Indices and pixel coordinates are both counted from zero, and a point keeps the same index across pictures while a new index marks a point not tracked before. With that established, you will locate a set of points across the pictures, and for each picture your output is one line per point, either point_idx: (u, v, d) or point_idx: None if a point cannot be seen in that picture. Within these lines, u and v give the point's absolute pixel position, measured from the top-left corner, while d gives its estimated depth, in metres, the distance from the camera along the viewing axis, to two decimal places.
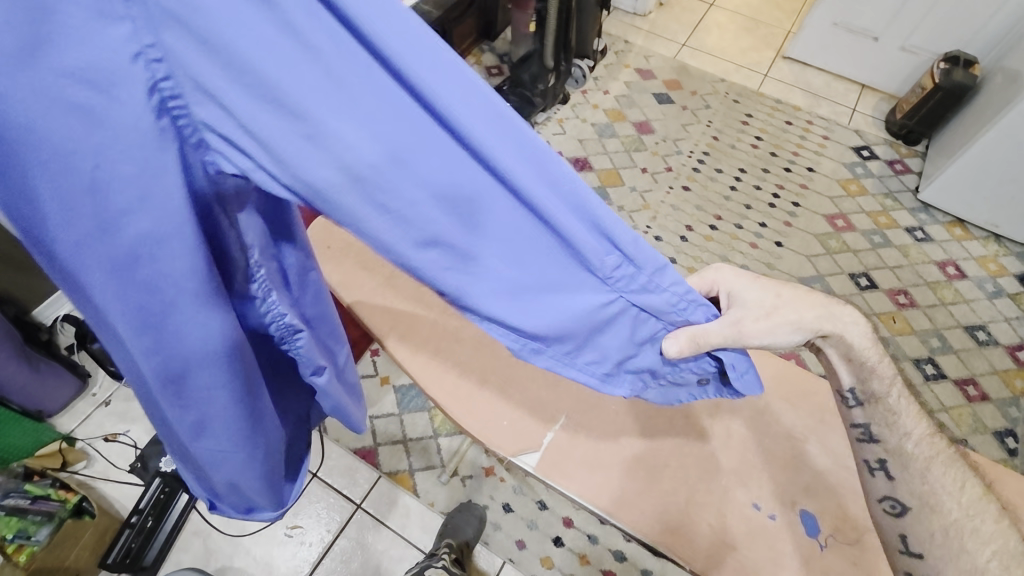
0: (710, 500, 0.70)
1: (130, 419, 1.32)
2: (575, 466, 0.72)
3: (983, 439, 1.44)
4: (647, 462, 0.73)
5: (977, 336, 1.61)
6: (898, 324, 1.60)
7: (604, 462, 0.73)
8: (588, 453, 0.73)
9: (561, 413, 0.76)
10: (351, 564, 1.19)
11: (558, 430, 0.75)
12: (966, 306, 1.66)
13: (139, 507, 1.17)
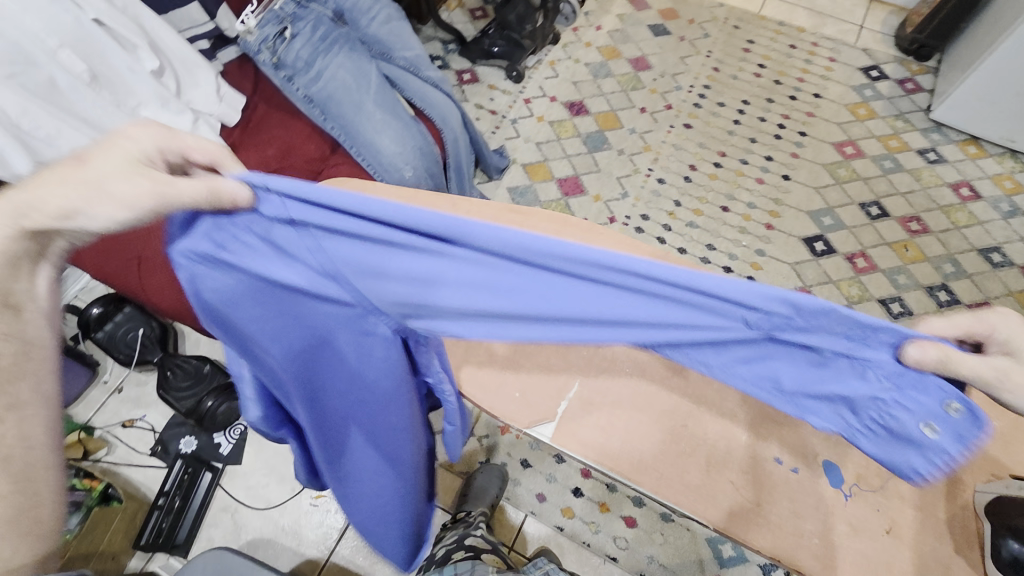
0: (732, 459, 0.66)
1: (145, 404, 1.32)
2: (590, 431, 0.69)
3: None
4: (667, 421, 0.69)
5: (991, 259, 1.57)
6: (911, 252, 1.57)
7: (624, 426, 0.69)
8: (604, 418, 0.69)
9: (575, 377, 0.72)
10: None
11: (573, 396, 0.71)
12: (980, 229, 1.61)
13: (165, 489, 1.21)
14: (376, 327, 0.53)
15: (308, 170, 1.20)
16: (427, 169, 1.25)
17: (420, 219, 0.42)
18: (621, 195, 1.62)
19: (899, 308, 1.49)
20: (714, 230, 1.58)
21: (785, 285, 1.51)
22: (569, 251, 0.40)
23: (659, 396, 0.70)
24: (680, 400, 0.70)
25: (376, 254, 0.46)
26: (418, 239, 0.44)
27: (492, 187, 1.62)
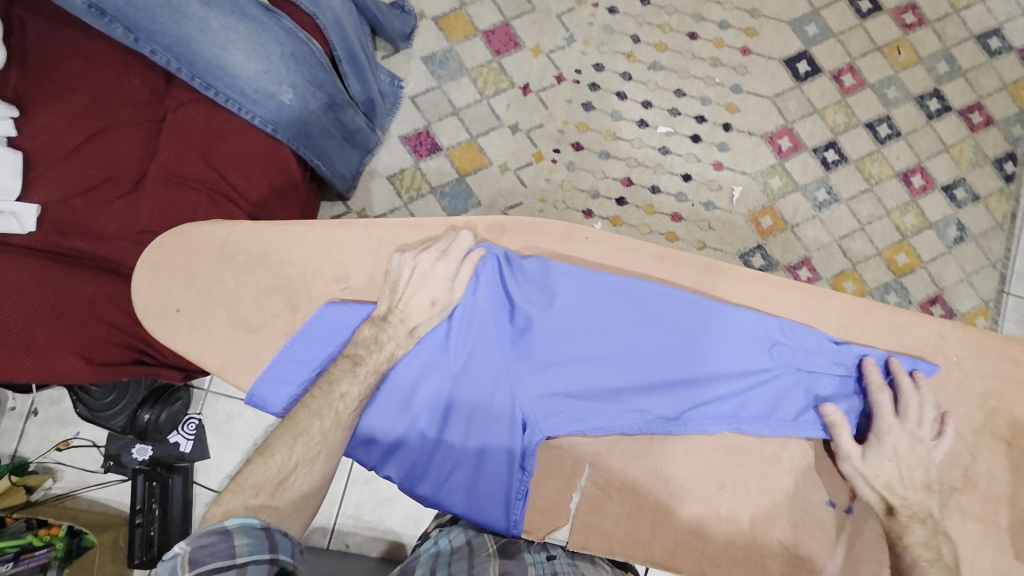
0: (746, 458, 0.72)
1: (73, 420, 1.16)
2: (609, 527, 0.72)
3: (981, 173, 1.34)
4: (694, 483, 0.72)
5: (990, 46, 1.36)
6: (903, 55, 1.34)
7: (646, 508, 0.72)
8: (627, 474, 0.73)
9: (584, 463, 0.73)
10: (375, 483, 1.20)
11: (585, 484, 0.73)
12: (981, 7, 1.36)
13: (138, 506, 1.11)
14: (528, 348, 0.71)
15: (144, 120, 0.85)
16: (312, 80, 0.90)
17: (584, 274, 0.71)
18: (565, 41, 1.28)
19: (887, 130, 1.33)
20: (682, 70, 1.30)
21: (765, 126, 1.30)
22: (693, 303, 0.71)
23: (682, 456, 0.72)
24: (700, 447, 0.72)
25: (544, 291, 0.72)
26: (561, 279, 0.71)
27: (403, 61, 1.26)
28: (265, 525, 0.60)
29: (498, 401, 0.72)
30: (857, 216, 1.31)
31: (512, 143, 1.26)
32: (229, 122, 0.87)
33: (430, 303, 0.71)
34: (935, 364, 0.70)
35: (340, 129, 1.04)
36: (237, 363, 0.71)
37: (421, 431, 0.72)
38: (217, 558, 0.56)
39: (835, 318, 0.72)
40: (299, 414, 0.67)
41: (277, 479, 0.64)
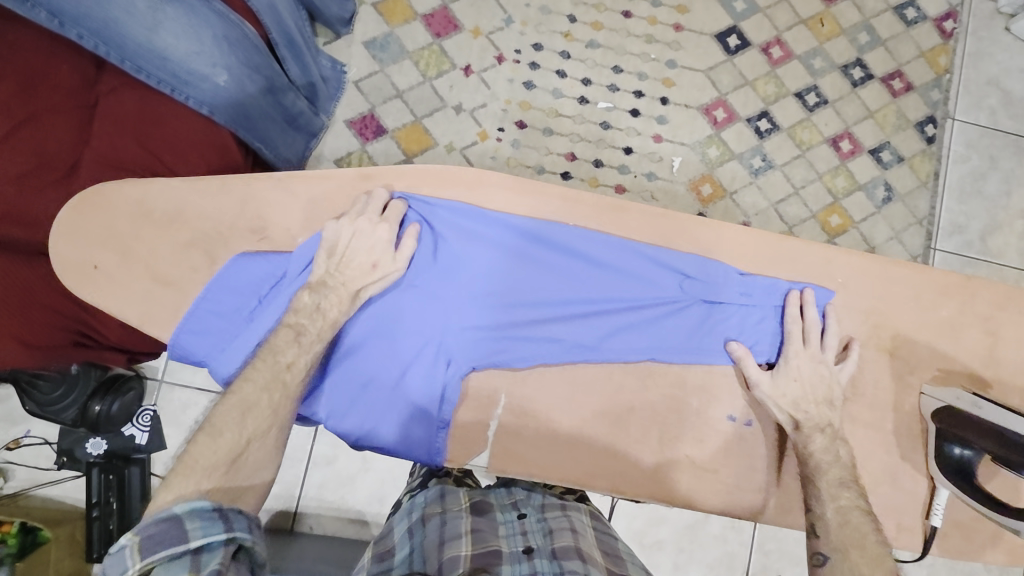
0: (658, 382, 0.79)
1: (22, 418, 1.14)
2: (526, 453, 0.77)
3: (905, 136, 1.42)
4: (609, 407, 0.78)
5: (906, 16, 1.44)
6: (827, 27, 1.41)
7: (563, 435, 0.78)
8: (545, 404, 0.78)
9: (499, 394, 0.77)
10: (337, 464, 1.21)
11: (501, 413, 0.78)
12: None
13: (93, 500, 1.10)
14: (448, 287, 0.77)
15: (74, 106, 0.84)
16: (247, 63, 0.91)
17: (498, 217, 0.78)
18: (504, 23, 1.31)
19: (815, 99, 1.39)
20: (618, 47, 1.34)
21: (700, 99, 1.36)
22: (598, 239, 0.78)
23: (596, 382, 0.78)
24: (612, 373, 0.79)
25: (462, 233, 0.78)
26: (478, 223, 0.78)
27: (344, 46, 1.27)
28: (217, 506, 0.59)
29: (421, 340, 0.77)
30: (791, 181, 1.37)
31: (457, 124, 1.28)
32: (166, 106, 0.88)
33: (371, 266, 0.75)
34: (831, 291, 0.79)
35: (281, 113, 1.05)
36: (156, 316, 0.77)
37: (348, 373, 0.77)
38: (168, 546, 0.54)
39: (734, 250, 0.80)
40: (244, 389, 0.69)
41: (232, 456, 0.65)
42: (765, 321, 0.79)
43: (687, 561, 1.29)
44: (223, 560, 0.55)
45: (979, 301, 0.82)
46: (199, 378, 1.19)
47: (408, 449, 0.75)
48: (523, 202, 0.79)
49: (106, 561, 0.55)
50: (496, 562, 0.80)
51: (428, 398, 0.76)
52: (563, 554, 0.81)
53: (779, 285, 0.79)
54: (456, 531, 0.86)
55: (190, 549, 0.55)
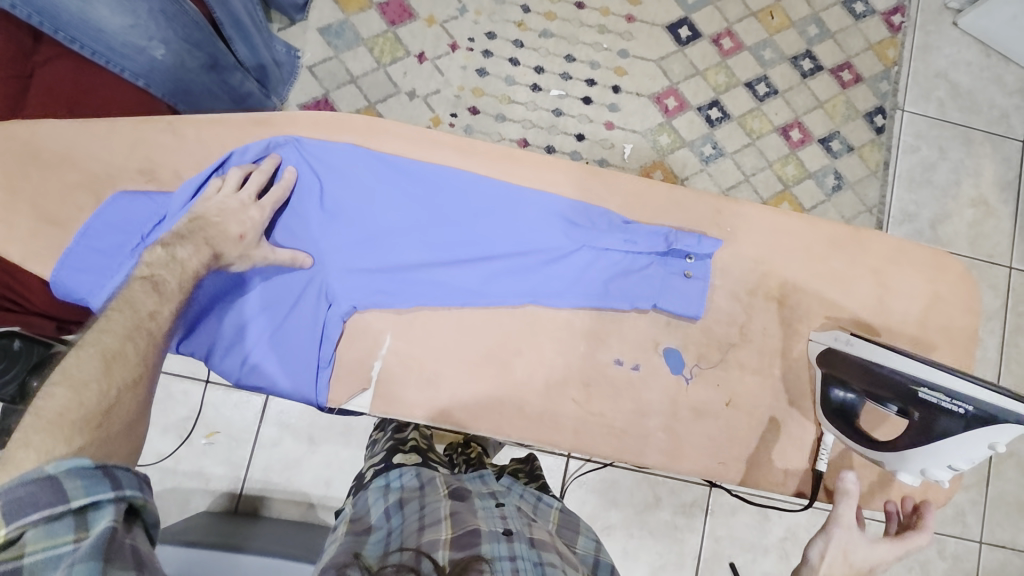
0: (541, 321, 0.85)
1: None
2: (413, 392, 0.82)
3: (855, 126, 1.45)
4: (491, 349, 0.84)
5: (855, 10, 1.48)
6: (777, 19, 1.44)
7: (447, 373, 0.83)
8: (429, 345, 0.83)
9: (385, 335, 0.83)
10: (283, 446, 1.20)
11: (385, 354, 0.83)
12: None
13: None
14: (334, 228, 0.82)
15: (9, 75, 0.86)
16: (186, 39, 0.94)
17: (383, 161, 0.83)
18: (458, 12, 1.34)
19: (765, 89, 1.42)
20: (571, 37, 1.37)
21: (652, 87, 1.38)
22: (481, 185, 0.84)
23: (477, 323, 0.84)
24: (497, 315, 0.84)
25: (349, 176, 0.82)
26: (365, 167, 0.82)
27: (299, 33, 1.29)
28: (100, 462, 0.51)
29: (308, 279, 0.81)
30: (742, 168, 1.39)
31: (410, 109, 1.31)
32: (98, 78, 0.90)
33: (238, 236, 0.76)
34: (716, 240, 0.84)
35: (227, 92, 1.05)
36: (40, 254, 0.81)
37: (237, 311, 0.81)
38: (41, 506, 0.47)
39: (621, 198, 0.87)
40: (104, 339, 0.60)
41: (103, 406, 0.56)
42: (647, 263, 0.85)
43: (638, 547, 1.28)
44: (117, 521, 0.50)
45: (869, 253, 0.88)
46: None
47: (292, 385, 0.80)
48: (412, 148, 0.84)
49: None
50: (475, 541, 0.80)
51: (314, 336, 0.81)
52: (538, 543, 0.83)
53: (661, 231, 0.84)
54: (436, 516, 0.86)
55: (73, 510, 0.48)
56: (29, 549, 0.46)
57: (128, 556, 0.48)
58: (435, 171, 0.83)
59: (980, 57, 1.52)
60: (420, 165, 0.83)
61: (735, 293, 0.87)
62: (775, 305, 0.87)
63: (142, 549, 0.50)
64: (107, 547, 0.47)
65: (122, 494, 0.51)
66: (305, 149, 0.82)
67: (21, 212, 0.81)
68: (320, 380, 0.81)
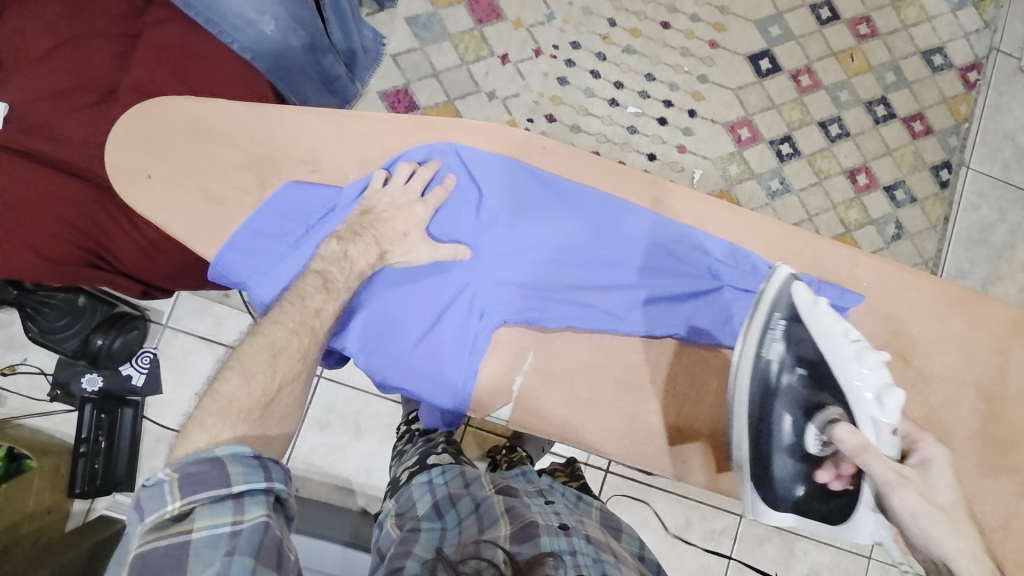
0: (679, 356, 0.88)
1: (21, 346, 1.13)
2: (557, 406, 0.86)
3: (920, 177, 1.46)
4: (625, 375, 0.88)
5: (933, 62, 1.48)
6: (856, 62, 1.45)
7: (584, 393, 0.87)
8: (569, 366, 0.87)
9: (528, 351, 0.87)
10: (330, 430, 1.20)
11: (527, 370, 0.86)
12: (928, 27, 1.48)
13: (82, 435, 1.10)
14: (490, 240, 0.83)
15: (118, 33, 0.85)
16: (295, 17, 0.92)
17: (545, 179, 0.83)
18: (546, 18, 1.34)
19: (838, 130, 1.43)
20: (653, 56, 1.37)
21: (727, 116, 1.38)
22: (637, 214, 0.85)
23: (618, 349, 0.87)
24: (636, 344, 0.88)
25: (510, 190, 0.83)
26: (526, 182, 0.83)
27: (387, 20, 1.28)
28: (257, 453, 0.59)
29: (461, 288, 0.82)
30: (806, 207, 1.40)
31: (487, 110, 1.31)
32: (204, 45, 0.88)
33: (401, 235, 0.78)
34: (859, 296, 0.85)
35: (317, 72, 1.05)
36: (202, 233, 0.77)
37: (392, 315, 0.81)
38: (209, 486, 0.55)
39: (764, 239, 0.87)
40: (274, 331, 0.67)
41: (265, 400, 0.63)
42: None
43: (665, 568, 1.29)
44: (267, 511, 0.57)
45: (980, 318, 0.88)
46: (202, 327, 1.18)
47: (437, 390, 0.83)
48: (570, 168, 0.85)
49: (141, 494, 0.55)
50: (536, 535, 0.78)
51: (464, 345, 0.84)
52: (592, 541, 0.82)
53: (807, 280, 0.85)
54: (493, 514, 0.84)
55: (233, 493, 0.55)
56: (196, 525, 0.54)
57: (275, 545, 0.55)
58: (596, 197, 0.84)
59: None
60: (580, 187, 0.84)
61: (857, 344, 0.85)
62: (900, 362, 0.87)
63: (286, 543, 0.56)
64: (259, 536, 0.55)
65: (270, 485, 0.58)
66: (468, 157, 0.82)
67: (186, 189, 0.78)
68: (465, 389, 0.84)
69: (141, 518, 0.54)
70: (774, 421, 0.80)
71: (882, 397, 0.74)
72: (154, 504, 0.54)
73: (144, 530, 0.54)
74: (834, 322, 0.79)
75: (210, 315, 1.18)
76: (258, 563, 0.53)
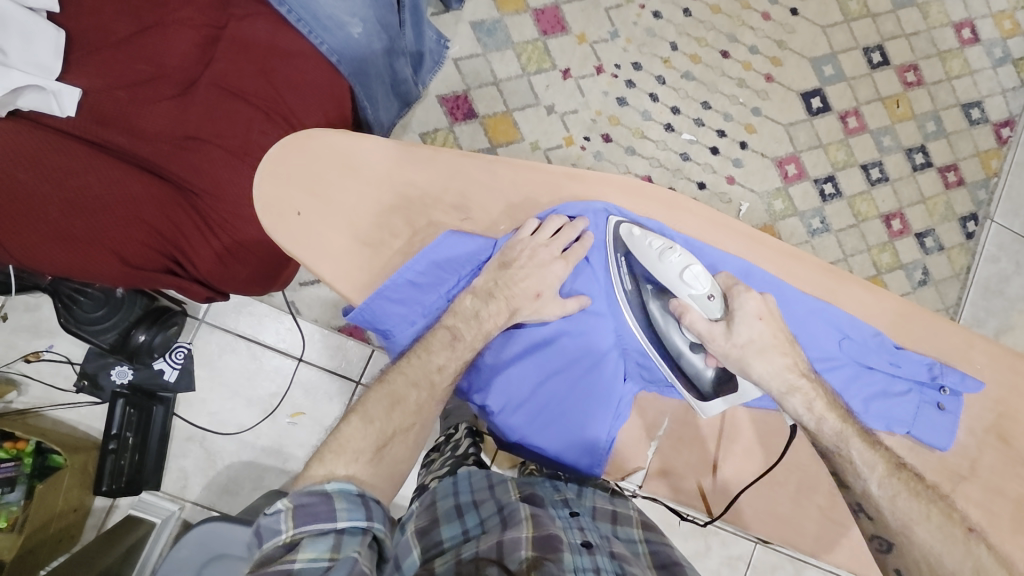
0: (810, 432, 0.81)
1: (48, 332, 1.08)
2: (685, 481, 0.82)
3: (949, 227, 1.48)
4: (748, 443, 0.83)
5: (971, 115, 1.52)
6: (901, 108, 1.47)
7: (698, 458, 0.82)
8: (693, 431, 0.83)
9: (665, 416, 0.83)
10: None
11: (661, 435, 0.83)
12: (969, 80, 1.52)
13: (113, 431, 1.06)
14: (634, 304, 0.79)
15: (204, 23, 0.82)
16: (381, 20, 0.89)
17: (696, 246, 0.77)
18: (609, 36, 1.33)
19: (878, 174, 1.45)
20: (711, 84, 1.37)
21: (777, 151, 1.39)
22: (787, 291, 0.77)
23: (744, 420, 0.81)
24: (760, 416, 0.81)
25: None
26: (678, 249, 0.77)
27: (451, 22, 1.29)
28: (360, 492, 0.58)
29: (603, 351, 0.79)
30: (842, 247, 1.42)
31: (546, 124, 1.30)
32: (294, 45, 0.84)
33: (533, 296, 0.74)
34: (979, 382, 0.76)
35: (389, 76, 0.99)
36: (347, 274, 0.73)
37: (531, 378, 0.78)
38: (318, 519, 0.54)
39: (890, 317, 0.77)
40: (397, 380, 0.70)
41: (379, 443, 0.65)
42: (913, 395, 0.76)
43: None
44: (361, 548, 0.53)
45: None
46: (241, 325, 1.14)
47: (573, 455, 0.80)
48: (716, 235, 0.77)
49: (260, 521, 0.55)
50: (558, 550, 0.56)
51: (603, 411, 0.80)
52: (625, 559, 0.60)
53: (925, 361, 0.76)
54: (518, 518, 0.63)
55: (336, 529, 0.54)
56: (300, 555, 0.51)
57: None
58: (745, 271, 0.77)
59: None
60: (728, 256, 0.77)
61: (971, 427, 0.77)
62: (999, 444, 0.76)
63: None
64: (347, 569, 0.49)
65: (371, 525, 0.56)
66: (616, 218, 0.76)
67: (338, 229, 0.73)
68: (602, 456, 0.80)
69: (259, 546, 0.54)
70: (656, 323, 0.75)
71: (688, 275, 0.72)
72: (269, 531, 0.53)
73: (257, 560, 0.52)
74: (650, 242, 0.73)
75: (249, 313, 1.14)
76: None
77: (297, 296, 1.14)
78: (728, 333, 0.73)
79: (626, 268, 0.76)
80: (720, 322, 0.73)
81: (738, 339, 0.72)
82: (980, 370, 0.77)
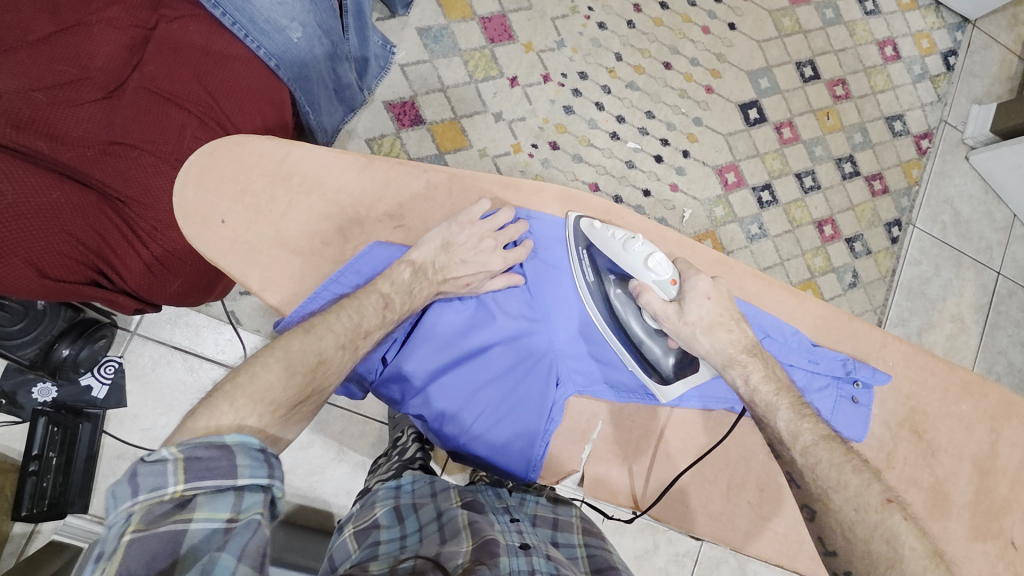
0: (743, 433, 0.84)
1: None
2: (626, 484, 0.83)
3: (875, 232, 1.57)
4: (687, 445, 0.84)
5: (894, 127, 1.62)
6: (831, 120, 1.56)
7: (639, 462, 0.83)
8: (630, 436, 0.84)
9: (598, 420, 0.84)
10: (311, 450, 1.17)
11: (595, 439, 0.84)
12: (892, 94, 1.62)
13: (32, 452, 0.98)
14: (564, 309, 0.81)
15: (131, 24, 0.80)
16: (321, 24, 0.87)
17: None
18: (555, 45, 1.35)
19: (811, 182, 1.53)
20: (654, 94, 1.41)
21: (717, 159, 1.45)
22: None
23: (683, 424, 0.84)
24: (695, 418, 0.84)
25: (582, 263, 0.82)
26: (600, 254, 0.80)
27: (397, 27, 1.28)
28: (263, 446, 0.56)
29: (533, 355, 0.80)
30: (779, 252, 1.49)
31: (494, 131, 1.30)
32: (230, 47, 0.82)
33: (463, 284, 0.76)
34: (888, 375, 0.81)
35: (332, 80, 0.97)
36: (279, 283, 0.71)
37: (465, 383, 0.79)
38: (215, 476, 0.51)
39: (811, 319, 0.82)
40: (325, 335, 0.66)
41: (293, 400, 0.62)
42: (829, 389, 0.80)
43: None
44: (264, 509, 0.53)
45: (990, 402, 0.84)
46: (177, 336, 1.10)
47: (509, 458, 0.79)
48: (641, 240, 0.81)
49: (137, 466, 0.49)
50: (496, 554, 0.56)
51: (537, 411, 0.79)
52: (561, 562, 0.61)
53: (840, 357, 0.80)
54: (456, 527, 0.63)
55: (235, 487, 0.52)
56: (196, 514, 0.50)
57: (264, 548, 0.51)
58: None
59: (980, 192, 1.65)
60: None
61: (885, 421, 0.82)
62: (911, 438, 0.82)
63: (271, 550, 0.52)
64: (249, 538, 0.50)
65: (271, 486, 0.55)
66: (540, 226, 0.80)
67: (268, 238, 0.71)
68: (538, 458, 0.79)
69: (134, 493, 0.48)
70: (618, 309, 0.78)
71: (651, 262, 0.74)
72: (150, 482, 0.49)
73: (132, 512, 0.48)
74: (612, 233, 0.76)
75: (186, 324, 1.10)
76: (241, 565, 0.48)
77: (238, 305, 1.11)
78: (681, 312, 0.75)
79: (588, 259, 0.78)
80: (674, 301, 0.76)
81: (689, 317, 0.75)
82: (892, 366, 0.83)
